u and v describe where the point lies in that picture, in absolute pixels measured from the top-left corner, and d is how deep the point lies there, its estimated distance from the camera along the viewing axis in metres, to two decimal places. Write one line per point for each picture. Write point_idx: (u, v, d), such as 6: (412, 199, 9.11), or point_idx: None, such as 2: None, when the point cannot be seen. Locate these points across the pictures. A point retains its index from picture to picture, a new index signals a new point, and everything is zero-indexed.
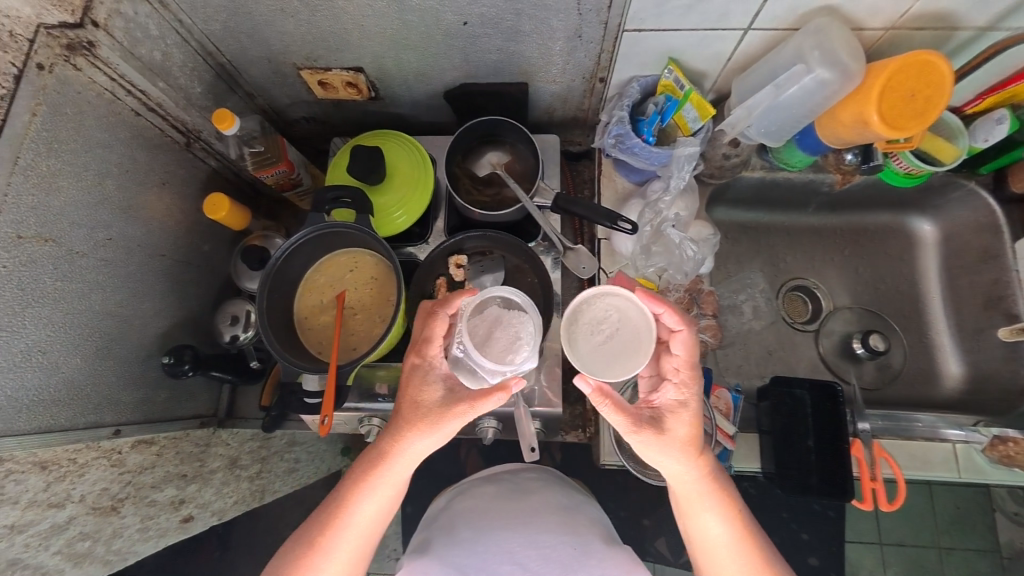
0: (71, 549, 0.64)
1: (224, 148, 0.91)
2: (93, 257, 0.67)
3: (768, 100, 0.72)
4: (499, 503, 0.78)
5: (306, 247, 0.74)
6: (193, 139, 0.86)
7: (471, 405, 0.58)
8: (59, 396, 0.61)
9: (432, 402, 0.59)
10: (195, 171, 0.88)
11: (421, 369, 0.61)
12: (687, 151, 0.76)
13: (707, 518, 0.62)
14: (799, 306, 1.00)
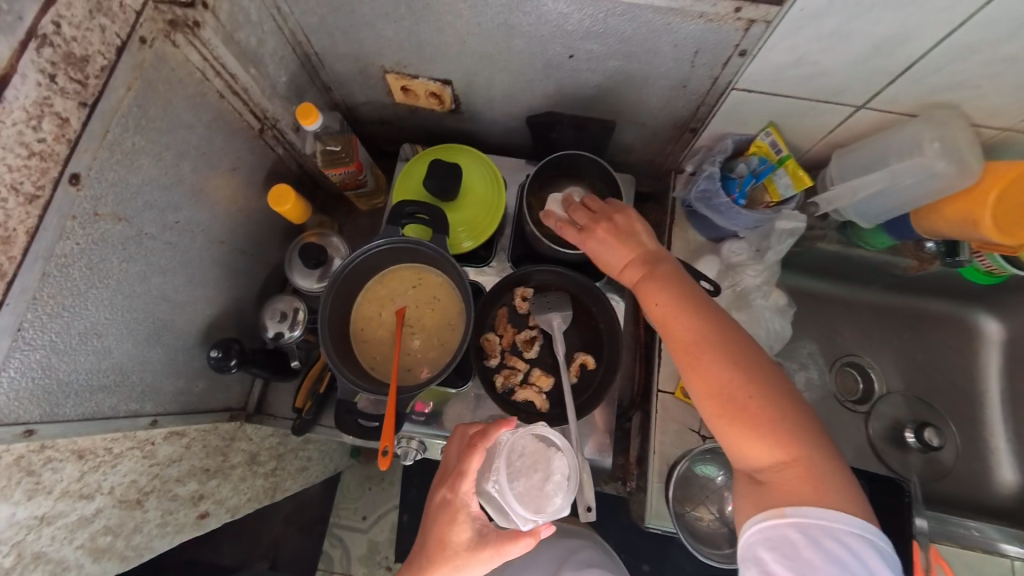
0: (94, 543, 0.61)
1: (296, 138, 0.88)
2: (160, 239, 0.64)
3: (879, 185, 0.71)
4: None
5: (374, 258, 0.71)
6: (267, 126, 0.82)
7: (497, 553, 0.56)
8: (105, 382, 0.59)
9: (461, 543, 0.57)
10: (264, 158, 0.86)
11: (451, 504, 0.58)
12: (790, 225, 0.75)
13: (728, 436, 0.54)
14: (850, 383, 0.97)
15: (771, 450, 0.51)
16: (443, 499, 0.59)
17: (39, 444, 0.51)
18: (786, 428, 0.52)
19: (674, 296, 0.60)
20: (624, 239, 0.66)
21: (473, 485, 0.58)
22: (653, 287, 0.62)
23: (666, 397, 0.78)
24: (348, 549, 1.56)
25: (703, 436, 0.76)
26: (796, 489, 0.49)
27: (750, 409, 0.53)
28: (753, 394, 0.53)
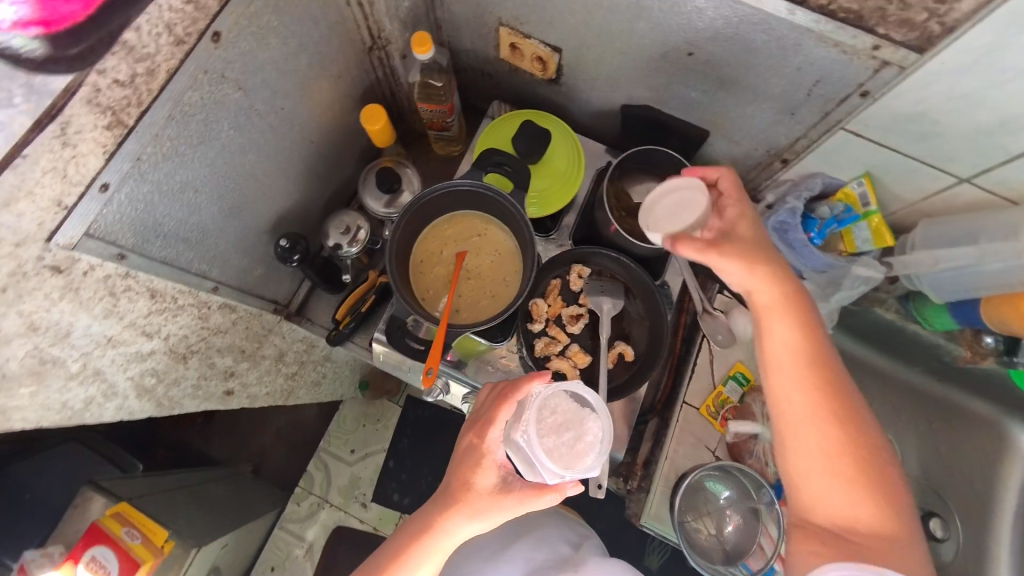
0: (140, 381, 0.65)
1: (395, 68, 0.90)
2: (263, 121, 0.68)
3: (961, 263, 0.70)
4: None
5: (450, 197, 0.74)
6: (376, 46, 0.85)
7: (521, 502, 0.57)
8: (187, 236, 0.62)
9: (485, 486, 0.58)
10: (363, 76, 0.89)
11: (478, 450, 0.59)
12: (868, 275, 0.76)
13: (812, 454, 0.53)
14: None
15: (876, 518, 0.51)
16: (469, 444, 0.60)
17: (126, 270, 0.55)
18: (887, 489, 0.51)
19: (807, 316, 0.55)
20: (762, 243, 0.59)
21: (499, 435, 0.58)
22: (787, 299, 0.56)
23: (689, 409, 0.81)
24: (330, 476, 1.59)
25: (717, 456, 0.80)
26: (866, 514, 0.51)
27: (852, 464, 0.52)
28: (866, 454, 0.52)
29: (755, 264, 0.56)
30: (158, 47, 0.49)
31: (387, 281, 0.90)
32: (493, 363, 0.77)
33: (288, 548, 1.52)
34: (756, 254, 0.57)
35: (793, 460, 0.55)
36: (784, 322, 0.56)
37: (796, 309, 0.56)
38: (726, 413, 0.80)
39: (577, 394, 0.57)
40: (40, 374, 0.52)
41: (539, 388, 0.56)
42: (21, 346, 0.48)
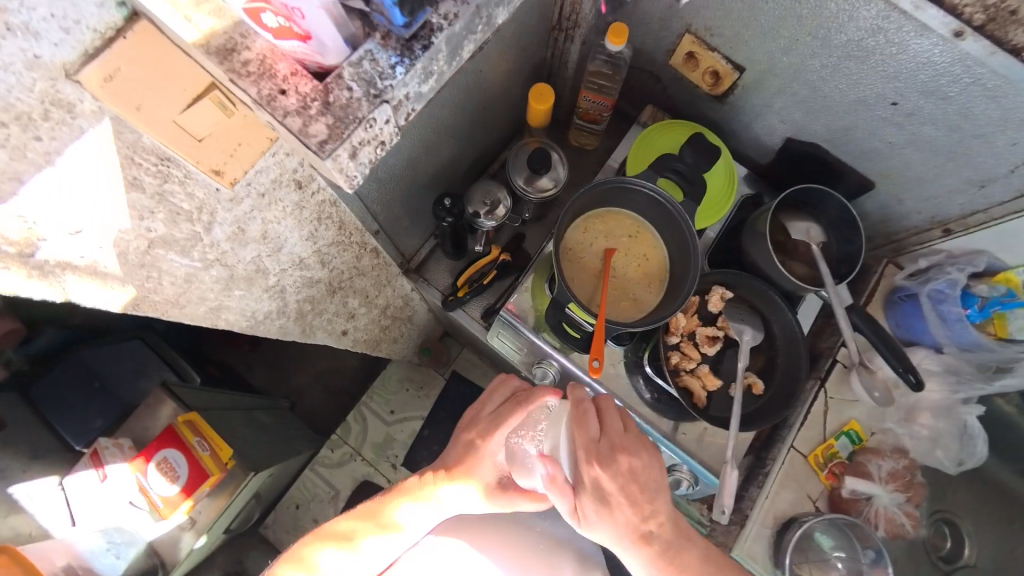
0: (298, 306, 0.67)
1: (565, 51, 0.89)
2: (466, 80, 0.67)
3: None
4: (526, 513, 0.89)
5: (615, 193, 0.74)
6: (559, 27, 0.84)
7: (516, 498, 0.69)
8: (381, 176, 0.62)
9: (496, 464, 0.69)
10: (536, 54, 0.87)
11: (477, 446, 0.70)
12: None
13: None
14: (941, 540, 0.95)
15: None
16: (468, 442, 0.71)
17: (334, 199, 0.56)
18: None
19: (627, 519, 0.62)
20: (601, 465, 0.62)
21: (503, 439, 0.68)
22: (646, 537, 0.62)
23: (796, 455, 0.80)
24: (366, 430, 1.58)
25: (819, 508, 0.79)
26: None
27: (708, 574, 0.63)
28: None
29: (598, 465, 0.61)
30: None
31: (508, 259, 0.90)
32: (615, 364, 0.78)
33: (315, 491, 1.53)
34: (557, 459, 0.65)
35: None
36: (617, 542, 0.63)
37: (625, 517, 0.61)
38: (833, 468, 0.80)
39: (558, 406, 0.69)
40: (250, 281, 0.56)
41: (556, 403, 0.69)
42: (252, 250, 0.52)
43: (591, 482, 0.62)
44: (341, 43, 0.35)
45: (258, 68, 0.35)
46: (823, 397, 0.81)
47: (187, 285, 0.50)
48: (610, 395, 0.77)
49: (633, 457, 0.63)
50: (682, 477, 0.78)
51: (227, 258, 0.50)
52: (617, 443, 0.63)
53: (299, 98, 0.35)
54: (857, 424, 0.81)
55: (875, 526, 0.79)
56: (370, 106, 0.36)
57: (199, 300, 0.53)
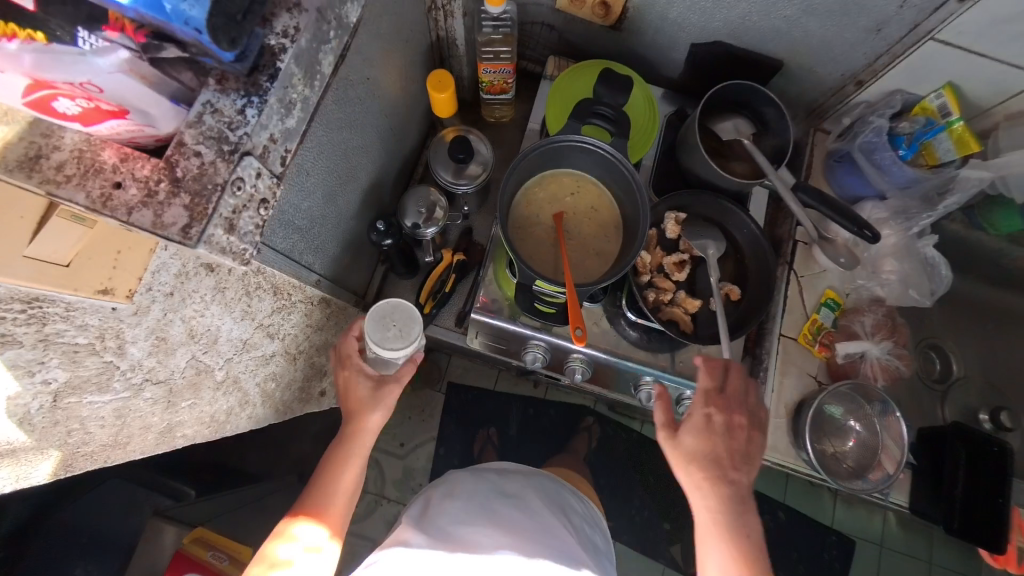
0: (264, 386, 0.62)
1: (451, 30, 0.84)
2: (356, 92, 0.62)
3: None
4: (476, 501, 0.91)
5: (549, 155, 0.70)
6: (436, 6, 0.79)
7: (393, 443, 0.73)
8: (301, 223, 0.57)
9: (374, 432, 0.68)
10: (422, 41, 0.81)
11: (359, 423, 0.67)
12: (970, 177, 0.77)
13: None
14: (932, 366, 1.01)
15: None
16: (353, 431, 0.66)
17: (258, 267, 0.50)
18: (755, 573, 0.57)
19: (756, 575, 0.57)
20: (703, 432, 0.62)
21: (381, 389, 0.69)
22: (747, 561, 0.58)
23: (788, 340, 0.81)
24: (383, 472, 1.56)
25: (821, 382, 0.80)
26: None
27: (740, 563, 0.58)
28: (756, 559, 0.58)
29: (721, 408, 0.63)
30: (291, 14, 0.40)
31: (464, 257, 0.87)
32: (596, 322, 0.77)
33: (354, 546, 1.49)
34: (720, 433, 0.62)
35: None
36: (715, 549, 0.60)
37: (725, 530, 0.59)
38: (823, 340, 0.80)
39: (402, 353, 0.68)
40: (195, 386, 0.50)
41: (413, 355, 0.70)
42: (183, 355, 0.46)
43: (704, 451, 0.61)
44: (172, 106, 0.36)
45: (80, 167, 0.32)
46: (795, 279, 0.83)
47: (121, 420, 0.46)
48: (603, 355, 0.76)
49: (720, 426, 0.62)
50: (695, 405, 0.79)
51: (156, 375, 0.45)
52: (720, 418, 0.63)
53: (140, 185, 0.33)
54: (832, 291, 0.82)
55: (874, 380, 0.81)
56: (229, 164, 0.35)
57: (144, 430, 0.50)
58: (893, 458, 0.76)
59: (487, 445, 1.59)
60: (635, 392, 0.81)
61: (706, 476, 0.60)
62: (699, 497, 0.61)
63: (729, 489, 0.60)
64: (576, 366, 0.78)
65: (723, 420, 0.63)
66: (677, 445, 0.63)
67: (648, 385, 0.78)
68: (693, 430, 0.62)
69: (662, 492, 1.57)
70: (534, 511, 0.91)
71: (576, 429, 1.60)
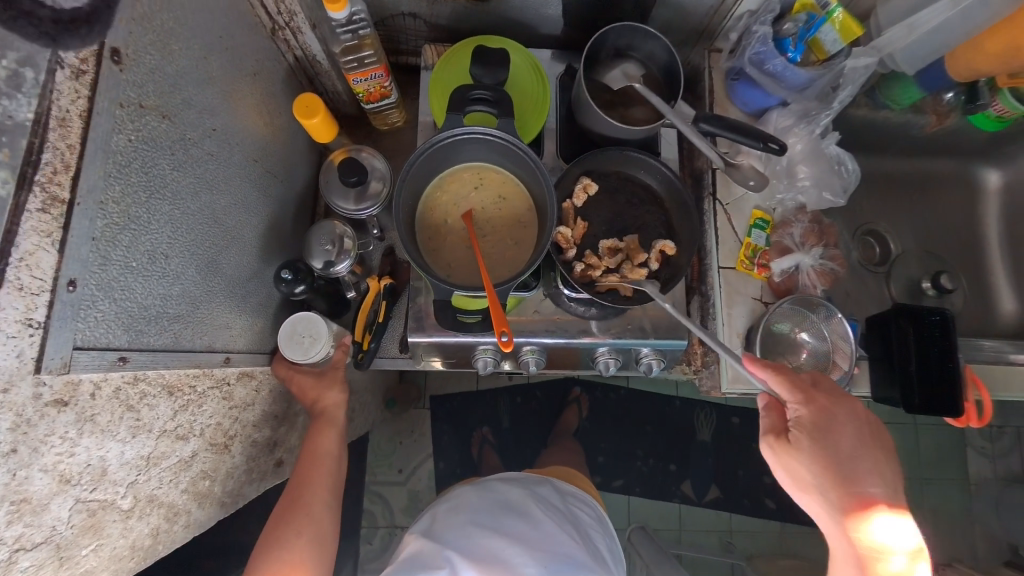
0: (197, 488, 0.57)
1: (309, 44, 0.74)
2: (203, 149, 0.54)
3: (939, 16, 0.72)
4: (478, 521, 0.84)
5: (438, 156, 0.65)
6: (280, 26, 0.70)
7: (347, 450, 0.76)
8: (178, 309, 0.51)
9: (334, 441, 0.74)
10: (279, 67, 0.73)
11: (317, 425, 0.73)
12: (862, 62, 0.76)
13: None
14: (871, 250, 1.03)
15: None
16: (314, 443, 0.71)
17: (131, 375, 0.45)
18: None
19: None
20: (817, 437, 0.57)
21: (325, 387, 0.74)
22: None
23: (727, 271, 0.80)
24: (389, 503, 1.54)
25: (768, 303, 0.79)
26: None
27: None
28: None
29: (820, 406, 0.58)
30: (16, 126, 0.35)
31: (393, 281, 0.81)
32: (536, 309, 0.77)
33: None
34: (837, 443, 0.57)
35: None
36: (856, 574, 0.55)
37: (872, 557, 0.54)
38: (761, 260, 0.79)
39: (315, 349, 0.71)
40: (99, 525, 0.45)
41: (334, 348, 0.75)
42: (61, 505, 0.40)
43: (830, 466, 0.56)
44: None
45: None
46: (721, 208, 0.81)
47: None
48: (550, 340, 0.76)
49: (834, 428, 0.57)
50: (653, 360, 0.79)
51: (29, 540, 0.38)
52: (822, 427, 0.58)
53: None
54: (759, 210, 0.81)
55: (813, 288, 0.78)
56: None
57: None
58: (846, 354, 0.74)
59: (485, 444, 1.57)
60: (595, 364, 0.80)
61: (827, 490, 0.56)
62: (833, 512, 0.56)
63: (875, 500, 0.55)
64: (530, 357, 0.78)
65: (843, 433, 0.57)
66: (791, 460, 0.59)
67: (605, 354, 0.78)
68: (808, 442, 0.57)
69: (660, 435, 1.61)
70: (541, 525, 0.84)
71: (566, 402, 1.60)
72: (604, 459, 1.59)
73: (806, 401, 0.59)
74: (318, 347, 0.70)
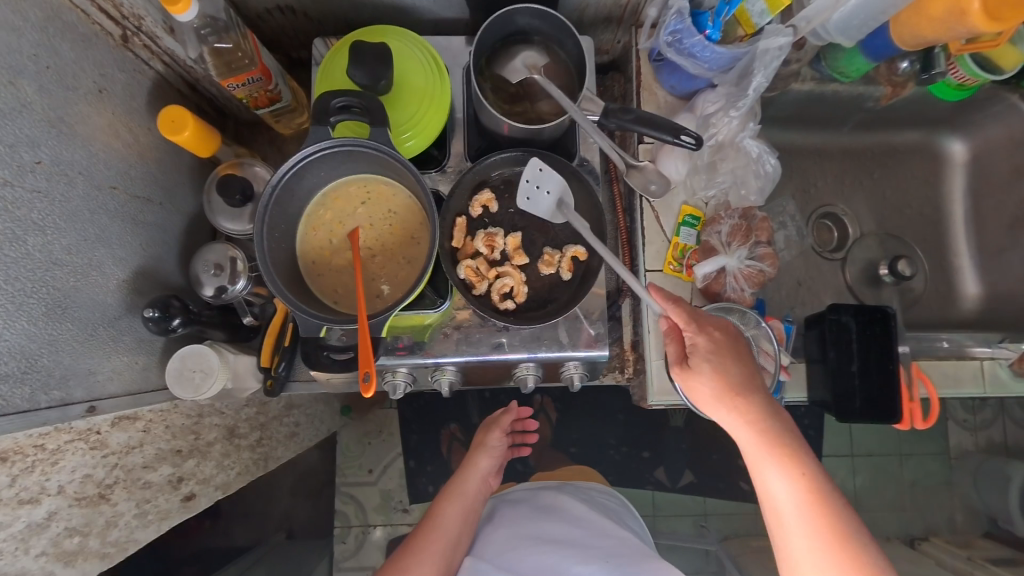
0: (60, 547, 0.55)
1: (176, 46, 0.66)
2: (21, 187, 0.48)
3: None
4: (518, 535, 0.87)
5: (313, 170, 0.58)
6: (131, 31, 0.61)
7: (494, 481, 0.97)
8: (5, 370, 0.47)
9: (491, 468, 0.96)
10: (138, 77, 0.65)
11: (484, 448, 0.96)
12: (777, 42, 0.64)
13: (798, 543, 0.54)
14: (826, 234, 0.97)
15: None
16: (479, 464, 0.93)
17: None
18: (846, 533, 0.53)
19: (802, 462, 0.56)
20: (719, 358, 0.61)
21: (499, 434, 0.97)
22: (806, 473, 0.55)
23: (654, 275, 0.75)
24: (361, 504, 1.49)
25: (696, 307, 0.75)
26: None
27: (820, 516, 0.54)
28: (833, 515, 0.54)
29: (713, 329, 0.63)
30: None
31: None
32: (451, 326, 0.72)
33: None
34: (732, 354, 0.61)
35: (792, 556, 0.55)
36: (776, 465, 0.56)
37: (775, 443, 0.57)
38: (690, 260, 0.75)
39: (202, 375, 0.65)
40: None
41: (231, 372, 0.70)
42: None
43: (730, 373, 0.60)
44: None
45: None
46: (648, 206, 0.75)
47: None
48: (470, 360, 0.72)
49: (727, 347, 0.61)
50: (580, 374, 0.76)
51: None
52: (719, 346, 0.61)
53: None
54: (691, 206, 0.75)
55: (740, 290, 0.73)
56: None
57: None
58: (771, 358, 0.71)
59: (454, 442, 1.43)
60: (517, 380, 0.77)
61: (736, 403, 0.58)
62: (744, 416, 0.58)
63: (766, 403, 0.59)
64: (444, 378, 0.74)
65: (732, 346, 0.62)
66: (699, 386, 0.60)
67: (528, 369, 0.74)
68: (709, 361, 0.60)
69: (634, 421, 1.46)
70: (579, 521, 0.89)
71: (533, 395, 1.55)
72: (576, 450, 1.46)
73: (699, 329, 0.62)
74: (210, 383, 0.65)
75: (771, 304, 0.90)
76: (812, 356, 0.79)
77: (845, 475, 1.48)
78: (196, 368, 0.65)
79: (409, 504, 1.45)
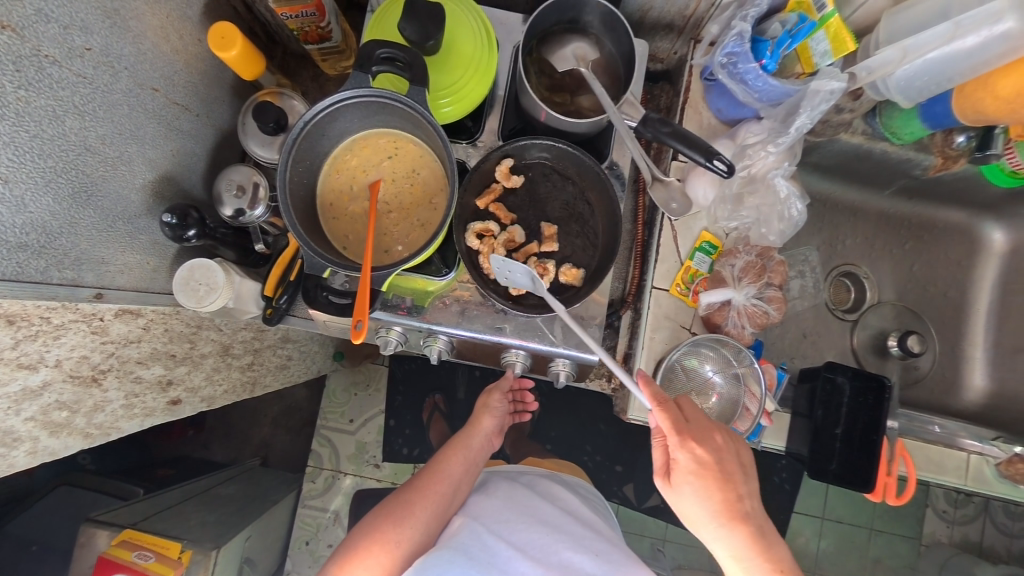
0: (47, 417, 0.59)
1: None
2: (68, 69, 0.51)
3: (934, 46, 0.62)
4: (510, 508, 0.88)
5: (346, 114, 0.59)
6: None
7: (495, 440, 0.97)
8: (25, 240, 0.50)
9: (492, 426, 0.95)
10: None
11: (486, 405, 0.95)
12: (827, 87, 0.62)
13: None
14: (843, 294, 0.95)
15: None
16: (481, 420, 0.94)
17: None
18: None
19: (757, 537, 0.60)
20: (710, 466, 0.61)
21: (500, 393, 0.96)
22: (779, 573, 0.59)
23: (659, 292, 0.75)
24: (337, 449, 1.46)
25: (693, 334, 0.75)
26: None
27: None
28: None
29: (702, 432, 0.63)
30: None
31: None
32: (445, 300, 0.73)
33: (318, 521, 1.42)
34: (724, 477, 0.61)
35: None
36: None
37: (741, 514, 0.61)
38: (698, 287, 0.75)
39: (208, 285, 0.67)
40: None
41: (240, 285, 0.72)
42: None
43: (715, 479, 0.61)
44: None
45: None
46: (668, 222, 0.75)
47: None
48: (461, 334, 0.73)
49: (718, 446, 0.63)
50: (568, 371, 0.76)
51: None
52: (705, 453, 0.61)
53: None
54: (710, 233, 0.75)
55: (741, 327, 0.73)
56: None
57: None
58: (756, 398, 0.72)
59: (436, 412, 1.45)
60: (504, 363, 0.78)
61: (728, 528, 0.60)
62: (727, 531, 0.61)
63: (748, 491, 0.63)
64: (435, 346, 0.75)
65: (732, 464, 0.62)
66: (688, 507, 0.63)
67: (517, 355, 0.75)
68: (692, 481, 0.62)
69: (613, 434, 1.47)
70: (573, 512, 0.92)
71: None
72: (552, 448, 1.47)
73: (682, 438, 0.62)
74: (213, 297, 0.67)
75: (770, 349, 0.90)
76: (798, 410, 0.79)
77: (812, 536, 1.45)
78: (203, 280, 0.67)
79: (381, 460, 1.45)
